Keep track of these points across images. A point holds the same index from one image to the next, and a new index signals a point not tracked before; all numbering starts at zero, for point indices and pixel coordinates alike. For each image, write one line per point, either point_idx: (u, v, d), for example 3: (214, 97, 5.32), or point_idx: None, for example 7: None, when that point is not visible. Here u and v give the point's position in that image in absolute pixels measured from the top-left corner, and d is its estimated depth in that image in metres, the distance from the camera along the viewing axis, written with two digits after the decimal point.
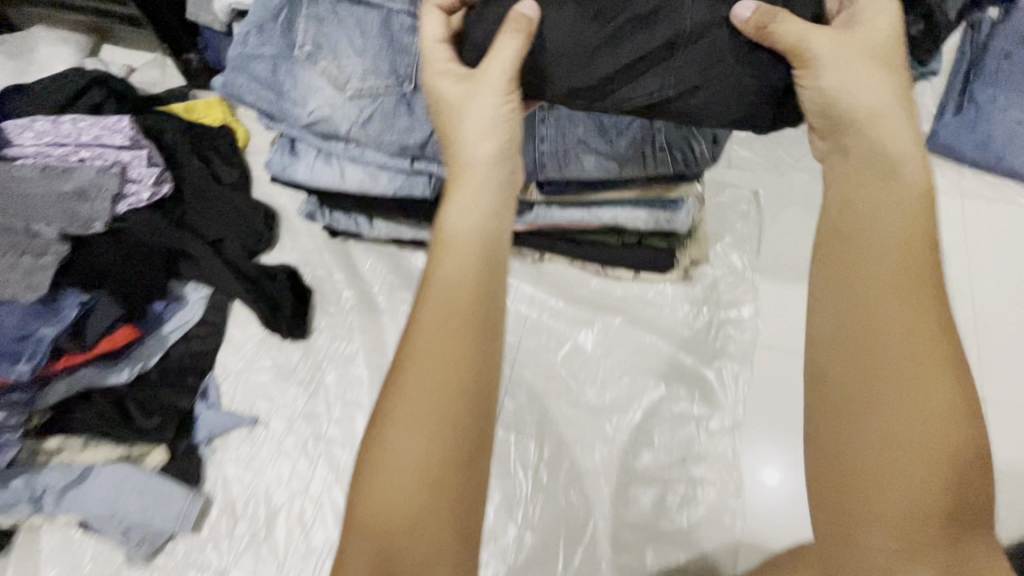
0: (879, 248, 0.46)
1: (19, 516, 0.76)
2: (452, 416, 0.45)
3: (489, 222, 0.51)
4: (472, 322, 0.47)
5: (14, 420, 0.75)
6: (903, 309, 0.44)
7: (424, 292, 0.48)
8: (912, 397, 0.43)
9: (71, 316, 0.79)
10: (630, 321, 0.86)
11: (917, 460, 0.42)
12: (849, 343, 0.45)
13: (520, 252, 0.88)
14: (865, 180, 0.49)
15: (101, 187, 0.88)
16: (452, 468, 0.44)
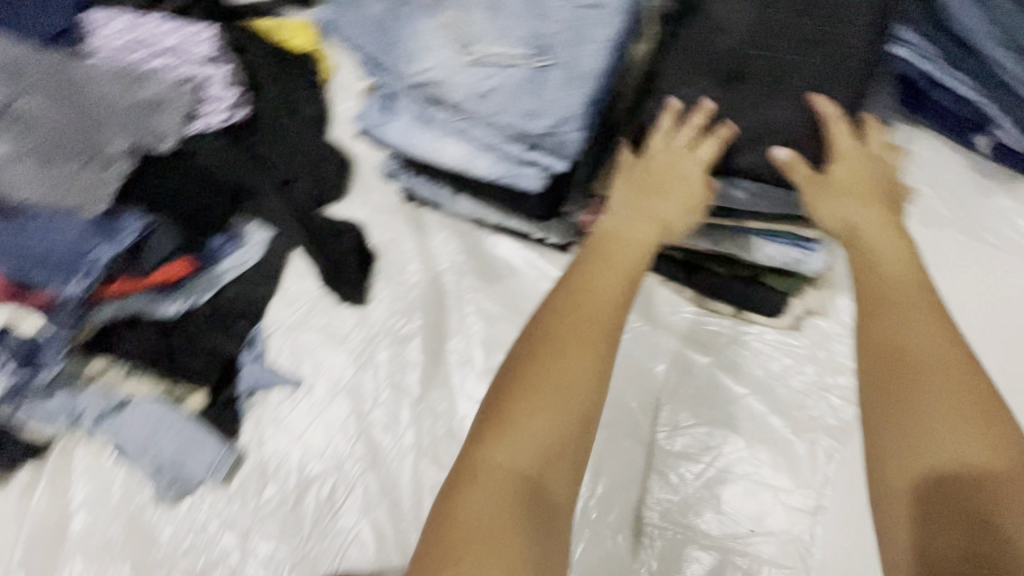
0: (918, 345, 0.51)
1: (58, 430, 0.75)
2: (561, 440, 0.51)
3: (610, 272, 0.59)
4: (598, 348, 0.55)
5: (61, 338, 0.72)
6: (934, 367, 0.49)
7: (548, 346, 0.55)
8: (945, 438, 0.47)
9: (129, 240, 0.75)
10: (718, 364, 0.77)
11: (951, 518, 0.44)
12: (887, 369, 0.51)
13: None
14: (878, 243, 0.58)
15: (178, 102, 0.83)
16: (560, 476, 0.51)
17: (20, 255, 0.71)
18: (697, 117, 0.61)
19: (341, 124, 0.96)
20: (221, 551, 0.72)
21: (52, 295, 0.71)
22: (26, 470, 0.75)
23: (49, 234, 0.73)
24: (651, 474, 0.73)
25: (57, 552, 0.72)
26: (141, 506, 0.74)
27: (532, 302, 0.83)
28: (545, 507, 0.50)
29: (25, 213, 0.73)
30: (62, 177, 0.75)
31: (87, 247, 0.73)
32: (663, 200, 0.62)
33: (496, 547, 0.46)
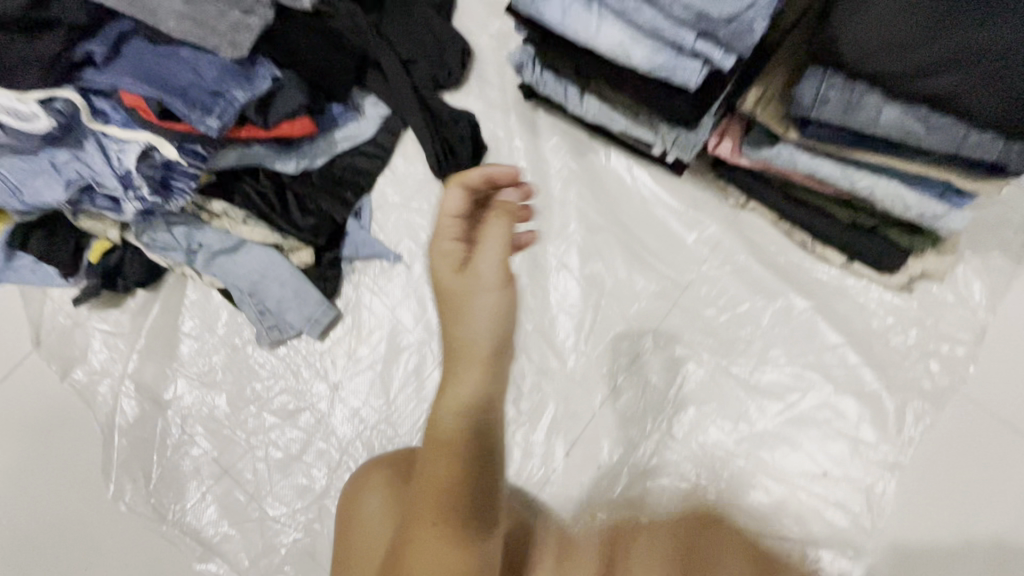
0: (447, 421, 0.54)
1: (175, 261, 0.79)
2: (459, 462, 0.52)
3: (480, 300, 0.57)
4: (462, 433, 0.54)
5: (192, 171, 0.74)
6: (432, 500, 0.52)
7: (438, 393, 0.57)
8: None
9: (264, 88, 0.76)
10: (819, 310, 0.76)
11: None
12: (475, 461, 0.54)
13: (726, 193, 0.81)
14: (478, 322, 0.57)
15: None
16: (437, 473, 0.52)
17: (161, 83, 0.71)
18: (882, 31, 0.52)
19: (465, 14, 0.94)
20: (311, 397, 0.76)
21: (189, 129, 0.72)
22: (145, 292, 0.81)
23: (189, 67, 0.73)
24: (732, 404, 0.73)
25: (165, 370, 0.77)
26: (241, 345, 0.78)
27: (637, 220, 0.82)
28: (475, 523, 0.52)
29: (167, 45, 0.74)
30: (205, 17, 0.73)
31: (225, 87, 0.74)
32: (449, 241, 0.58)
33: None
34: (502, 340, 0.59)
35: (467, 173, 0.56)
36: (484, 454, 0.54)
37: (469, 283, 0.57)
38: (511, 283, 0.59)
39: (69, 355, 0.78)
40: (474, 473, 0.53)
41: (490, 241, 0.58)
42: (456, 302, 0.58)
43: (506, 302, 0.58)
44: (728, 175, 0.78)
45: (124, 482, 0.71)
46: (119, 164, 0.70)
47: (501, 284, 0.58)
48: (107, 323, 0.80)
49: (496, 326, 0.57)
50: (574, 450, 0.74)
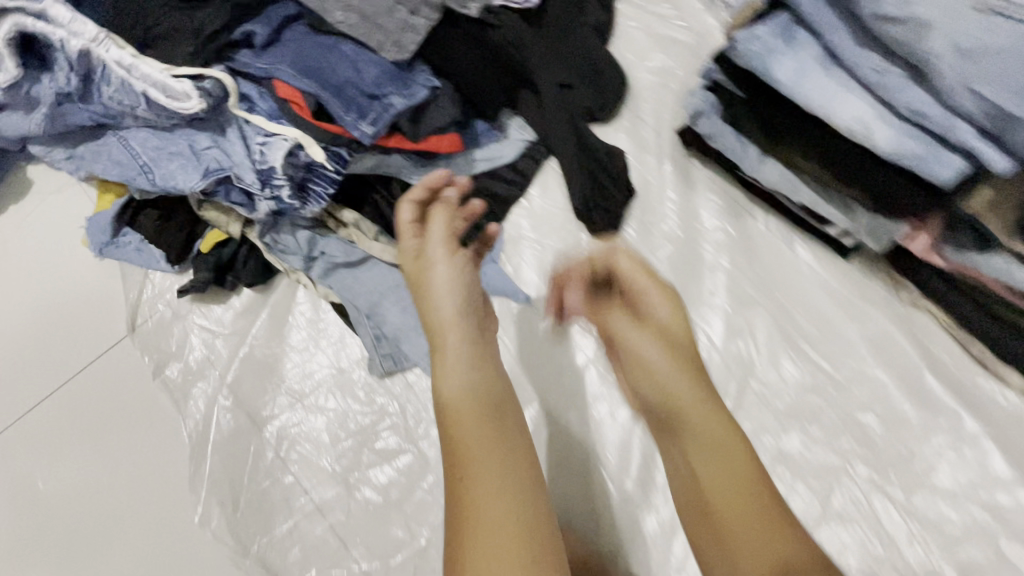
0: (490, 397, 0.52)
1: (291, 265, 0.72)
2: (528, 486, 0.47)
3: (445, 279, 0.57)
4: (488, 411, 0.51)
5: (334, 176, 0.67)
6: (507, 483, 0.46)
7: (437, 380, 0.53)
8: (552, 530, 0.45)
9: (421, 97, 0.69)
10: (1001, 437, 0.67)
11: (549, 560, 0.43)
12: (491, 414, 0.50)
13: (901, 287, 0.73)
14: (444, 295, 0.56)
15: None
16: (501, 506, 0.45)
17: (320, 78, 0.65)
18: None
19: (624, 42, 0.87)
20: (418, 440, 0.69)
21: (341, 131, 0.66)
22: (252, 292, 0.74)
23: (349, 64, 0.67)
24: (888, 530, 0.65)
25: (265, 383, 0.71)
26: (351, 368, 0.72)
27: (793, 299, 0.75)
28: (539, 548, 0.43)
29: (329, 36, 0.67)
30: (372, 11, 0.67)
31: (383, 91, 0.67)
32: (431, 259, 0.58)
33: None
34: (469, 304, 0.57)
35: (415, 189, 0.62)
36: (672, 424, 0.57)
37: (429, 260, 0.58)
38: (461, 250, 0.60)
39: (163, 349, 0.72)
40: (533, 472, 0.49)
41: (438, 244, 0.58)
42: (438, 355, 0.54)
43: (676, 324, 0.61)
44: (909, 271, 0.70)
45: (212, 502, 0.65)
46: (263, 160, 0.64)
47: (454, 247, 0.59)
48: (207, 319, 0.74)
49: (462, 306, 0.56)
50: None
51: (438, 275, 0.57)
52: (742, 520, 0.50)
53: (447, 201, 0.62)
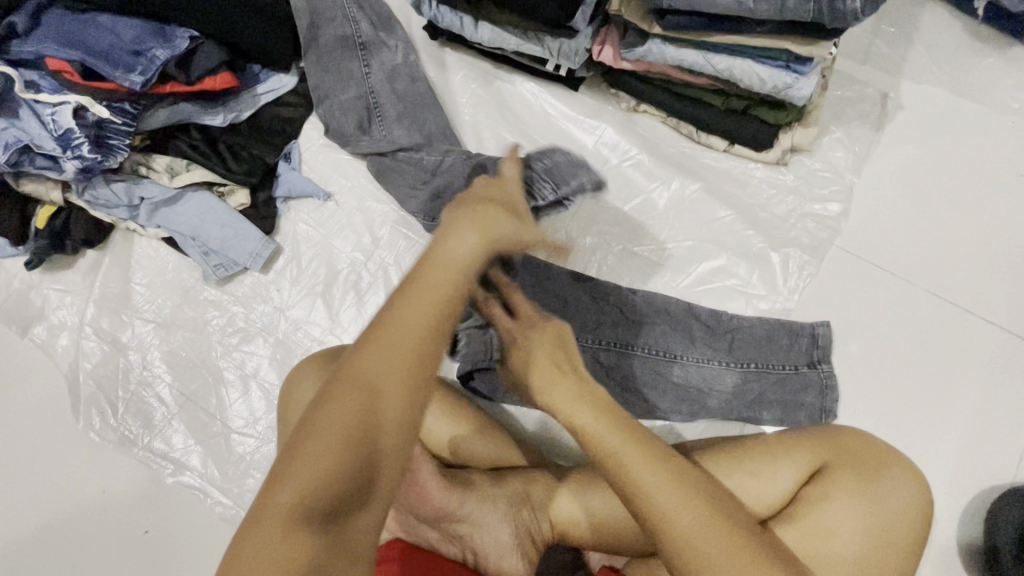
0: (456, 251, 0.48)
1: (118, 217, 0.85)
2: (434, 329, 0.43)
3: (474, 246, 0.49)
4: (449, 317, 0.44)
5: (125, 128, 0.80)
6: (418, 300, 0.44)
7: (435, 246, 0.48)
8: (363, 404, 0.39)
9: (183, 45, 0.81)
10: (709, 190, 0.86)
11: (402, 380, 0.41)
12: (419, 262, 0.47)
13: (618, 96, 0.90)
14: (462, 237, 0.49)
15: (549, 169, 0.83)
16: (393, 383, 0.41)
17: (83, 47, 0.77)
18: None
19: None
20: (260, 323, 0.82)
21: (116, 86, 0.78)
22: (93, 250, 0.86)
23: (109, 31, 0.79)
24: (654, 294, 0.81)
25: (119, 317, 0.83)
26: (192, 284, 0.85)
27: (542, 133, 0.91)
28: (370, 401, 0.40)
29: (87, 13, 0.80)
30: (131, 41, 0.79)
31: (145, 46, 0.79)
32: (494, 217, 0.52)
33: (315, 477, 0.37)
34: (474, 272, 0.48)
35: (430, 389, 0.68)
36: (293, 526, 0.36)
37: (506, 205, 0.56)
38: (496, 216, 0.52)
39: (26, 316, 0.84)
40: (426, 368, 0.42)
41: (464, 234, 0.49)
42: (447, 235, 0.49)
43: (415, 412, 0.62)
44: (615, 81, 0.87)
45: (92, 414, 0.78)
46: (56, 126, 0.76)
47: (496, 226, 0.52)
48: (59, 282, 0.85)
49: (463, 274, 0.47)
50: None
51: (465, 234, 0.49)
52: (312, 479, 0.37)
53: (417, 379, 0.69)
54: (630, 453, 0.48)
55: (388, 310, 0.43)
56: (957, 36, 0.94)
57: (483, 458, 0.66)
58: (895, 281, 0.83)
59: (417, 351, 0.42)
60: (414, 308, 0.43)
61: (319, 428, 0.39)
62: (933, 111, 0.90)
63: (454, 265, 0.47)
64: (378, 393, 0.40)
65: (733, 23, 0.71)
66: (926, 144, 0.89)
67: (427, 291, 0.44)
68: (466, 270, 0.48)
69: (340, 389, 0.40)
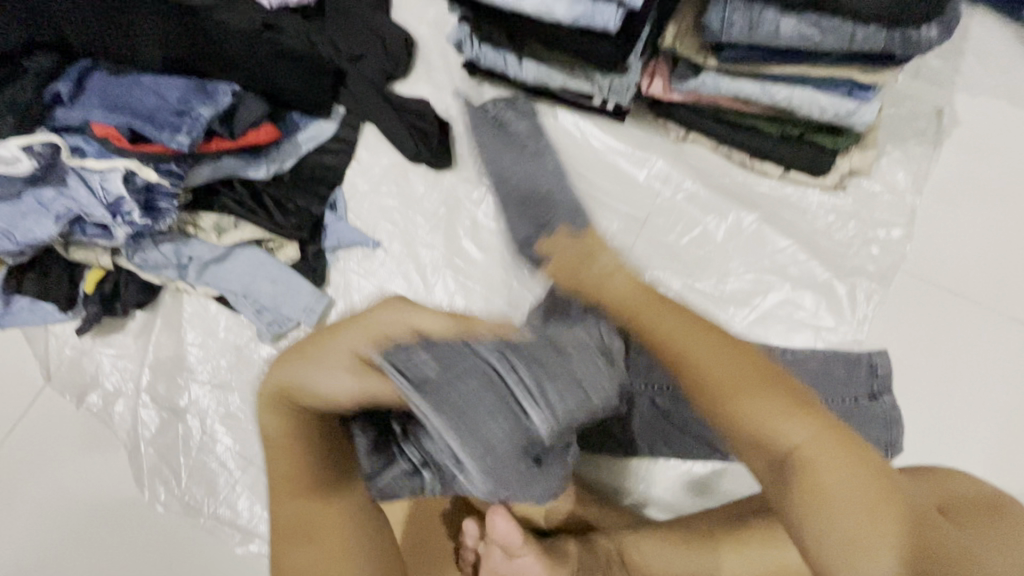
0: (300, 416, 0.54)
1: (167, 277, 0.83)
2: (302, 470, 0.55)
3: (337, 378, 0.51)
4: (305, 461, 0.55)
5: (173, 190, 0.78)
6: (281, 468, 0.55)
7: (270, 417, 0.55)
8: (306, 546, 0.54)
9: (226, 101, 0.80)
10: (766, 219, 0.84)
11: (289, 499, 0.55)
12: (281, 429, 0.55)
13: (666, 126, 0.88)
14: (329, 377, 0.51)
15: (408, 357, 0.45)
16: (299, 518, 0.55)
17: (128, 111, 0.76)
18: None
19: (403, 10, 0.99)
20: None
21: (163, 149, 0.76)
22: (144, 312, 0.85)
23: (152, 92, 0.77)
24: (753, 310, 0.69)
25: (175, 380, 0.81)
26: (246, 342, 0.83)
27: (591, 168, 0.89)
28: (312, 533, 0.55)
29: (128, 74, 0.79)
30: (174, 101, 0.78)
31: (189, 105, 0.78)
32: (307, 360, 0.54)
33: None
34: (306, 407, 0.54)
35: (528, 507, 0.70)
36: None
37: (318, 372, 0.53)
38: (349, 351, 0.51)
39: (80, 384, 0.82)
40: (315, 489, 0.55)
41: (344, 342, 0.52)
42: (269, 400, 0.55)
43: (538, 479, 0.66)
44: (665, 112, 0.85)
45: (156, 484, 0.76)
46: (106, 192, 0.75)
47: (352, 355, 0.51)
48: (111, 346, 0.84)
49: (291, 425, 0.55)
50: None
51: (328, 375, 0.51)
52: None
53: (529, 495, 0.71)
54: (709, 339, 0.52)
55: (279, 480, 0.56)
56: (1007, 45, 0.91)
57: (570, 515, 0.69)
58: (964, 305, 0.80)
59: (294, 486, 0.55)
60: (281, 476, 0.55)
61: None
62: (988, 125, 0.88)
63: (276, 450, 0.55)
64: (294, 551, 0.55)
65: (794, 54, 0.69)
66: (984, 160, 0.86)
67: (284, 449, 0.55)
68: (298, 454, 0.55)
69: (290, 544, 0.55)
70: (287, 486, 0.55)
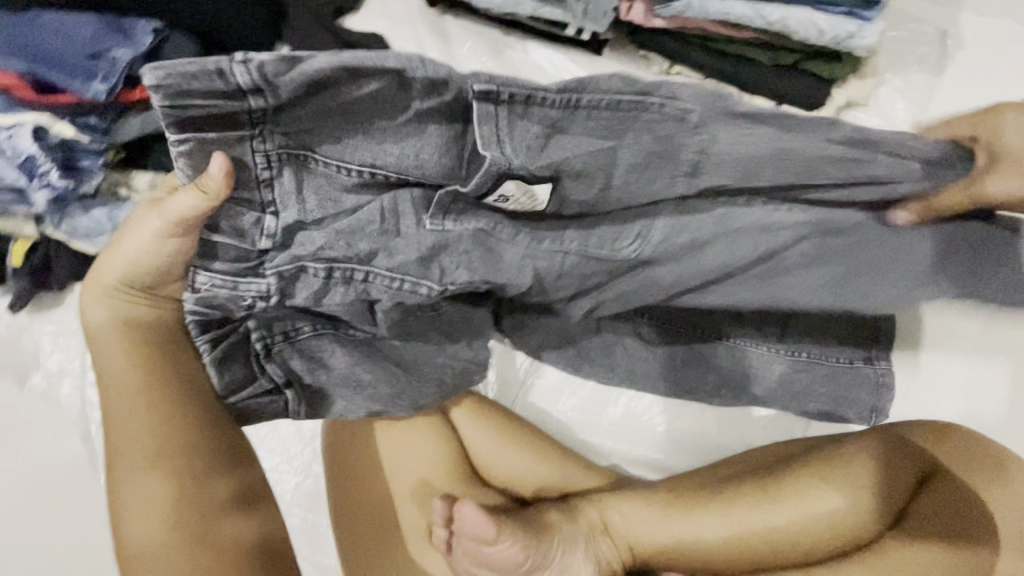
0: (146, 319, 0.57)
1: (103, 247, 0.75)
2: (146, 378, 0.55)
3: (159, 258, 0.54)
4: (150, 360, 0.56)
5: (96, 147, 0.71)
6: (120, 366, 0.56)
7: (95, 303, 0.57)
8: (139, 449, 0.54)
9: (147, 42, 0.69)
10: None
11: (128, 407, 0.55)
12: (124, 332, 0.57)
13: (649, 58, 0.80)
14: (134, 244, 0.54)
15: (200, 112, 0.43)
16: (140, 420, 0.55)
17: (33, 55, 0.66)
18: None
19: None
20: None
21: (79, 100, 0.67)
22: (83, 284, 0.78)
23: (58, 32, 0.67)
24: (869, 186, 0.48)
25: None
26: None
27: None
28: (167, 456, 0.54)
29: (31, 12, 0.68)
30: (85, 42, 0.67)
31: (103, 47, 0.68)
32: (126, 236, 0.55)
33: (142, 509, 0.53)
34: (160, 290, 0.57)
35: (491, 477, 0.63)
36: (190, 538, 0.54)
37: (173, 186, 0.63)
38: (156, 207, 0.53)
39: (20, 364, 0.76)
40: (173, 401, 0.55)
41: (149, 216, 0.53)
42: (110, 294, 0.57)
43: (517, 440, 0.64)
44: (648, 41, 0.77)
45: None
46: (17, 151, 0.67)
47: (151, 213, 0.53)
48: (50, 322, 0.77)
49: (130, 327, 0.57)
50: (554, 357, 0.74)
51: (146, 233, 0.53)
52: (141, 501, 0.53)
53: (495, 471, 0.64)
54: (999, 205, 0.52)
55: (107, 383, 0.56)
56: None
57: (550, 487, 0.64)
58: None
59: (149, 400, 0.55)
60: (118, 380, 0.55)
61: (127, 492, 0.54)
62: (999, 46, 0.80)
63: (118, 369, 0.56)
64: (123, 454, 0.54)
65: None
66: (993, 86, 0.79)
67: (123, 345, 0.56)
68: (142, 354, 0.56)
69: (125, 457, 0.54)
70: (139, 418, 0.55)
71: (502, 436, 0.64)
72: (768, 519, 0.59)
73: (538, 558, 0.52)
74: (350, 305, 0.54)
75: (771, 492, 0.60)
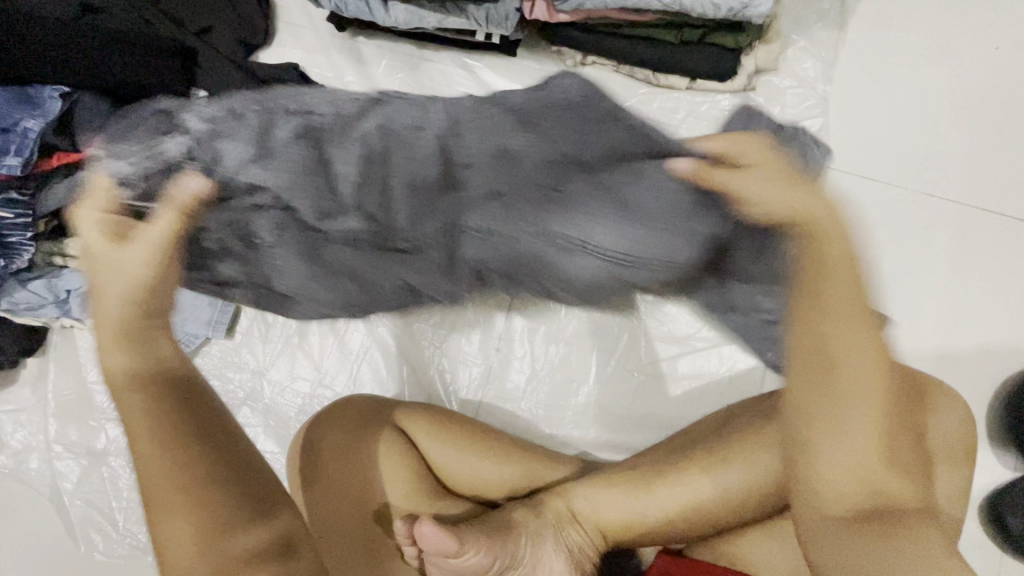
0: (332, 434, 0.64)
1: (49, 318, 0.76)
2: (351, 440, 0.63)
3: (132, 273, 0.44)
4: (347, 441, 0.63)
5: (23, 222, 0.70)
6: (333, 446, 0.63)
7: (316, 425, 0.65)
8: (349, 488, 0.61)
9: (58, 108, 0.70)
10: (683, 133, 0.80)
11: (350, 449, 0.63)
12: (320, 421, 0.66)
13: (559, 53, 0.81)
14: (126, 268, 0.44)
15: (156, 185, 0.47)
16: (348, 480, 0.62)
17: None
18: None
19: None
20: (245, 391, 0.76)
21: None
22: (37, 357, 0.78)
23: None
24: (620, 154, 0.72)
25: (87, 422, 0.75)
26: None
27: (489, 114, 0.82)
28: (381, 526, 0.61)
29: None
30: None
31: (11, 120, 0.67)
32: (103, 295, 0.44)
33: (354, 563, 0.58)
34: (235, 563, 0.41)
35: (447, 470, 0.66)
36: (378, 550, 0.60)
37: (105, 257, 0.45)
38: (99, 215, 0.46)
39: None
40: (371, 443, 0.64)
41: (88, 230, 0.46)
42: (319, 433, 0.64)
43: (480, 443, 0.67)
44: (554, 36, 0.78)
45: (90, 534, 0.72)
46: None
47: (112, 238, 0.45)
48: (9, 399, 0.77)
49: (337, 438, 0.64)
50: (510, 355, 0.76)
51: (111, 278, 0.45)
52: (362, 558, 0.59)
53: (444, 463, 0.66)
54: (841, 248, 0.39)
55: (341, 491, 0.61)
56: None
57: (515, 483, 0.66)
58: (890, 189, 0.78)
59: (359, 435, 0.64)
60: (339, 432, 0.64)
61: (350, 527, 0.60)
62: None
63: (335, 434, 0.64)
64: (359, 533, 0.60)
65: None
66: (893, 32, 0.82)
67: (333, 434, 0.64)
68: (345, 428, 0.65)
69: (337, 490, 0.61)
70: (179, 504, 0.41)
71: (460, 443, 0.66)
72: (727, 489, 0.58)
73: (504, 560, 0.54)
74: (354, 168, 0.45)
75: (733, 461, 0.58)
